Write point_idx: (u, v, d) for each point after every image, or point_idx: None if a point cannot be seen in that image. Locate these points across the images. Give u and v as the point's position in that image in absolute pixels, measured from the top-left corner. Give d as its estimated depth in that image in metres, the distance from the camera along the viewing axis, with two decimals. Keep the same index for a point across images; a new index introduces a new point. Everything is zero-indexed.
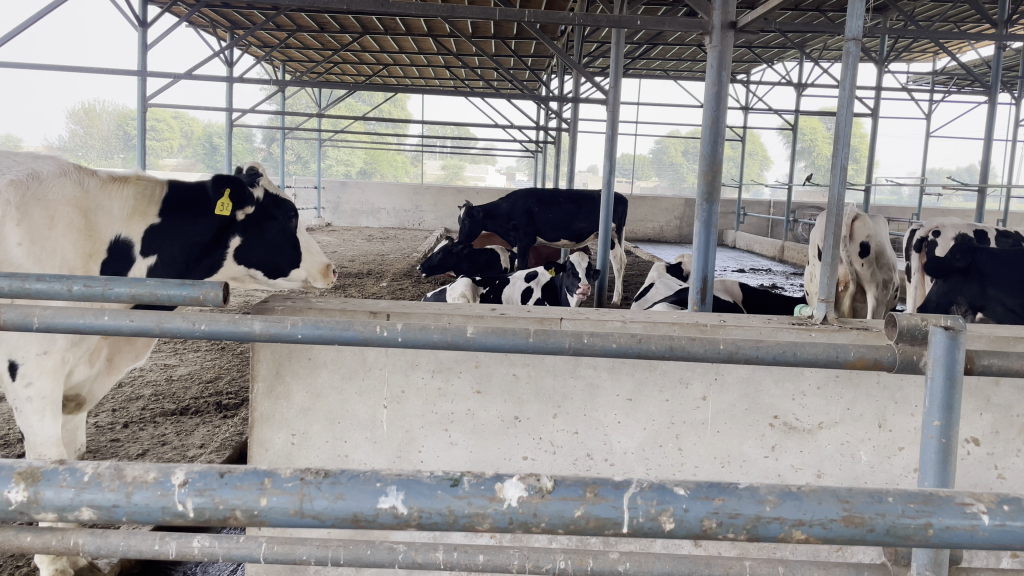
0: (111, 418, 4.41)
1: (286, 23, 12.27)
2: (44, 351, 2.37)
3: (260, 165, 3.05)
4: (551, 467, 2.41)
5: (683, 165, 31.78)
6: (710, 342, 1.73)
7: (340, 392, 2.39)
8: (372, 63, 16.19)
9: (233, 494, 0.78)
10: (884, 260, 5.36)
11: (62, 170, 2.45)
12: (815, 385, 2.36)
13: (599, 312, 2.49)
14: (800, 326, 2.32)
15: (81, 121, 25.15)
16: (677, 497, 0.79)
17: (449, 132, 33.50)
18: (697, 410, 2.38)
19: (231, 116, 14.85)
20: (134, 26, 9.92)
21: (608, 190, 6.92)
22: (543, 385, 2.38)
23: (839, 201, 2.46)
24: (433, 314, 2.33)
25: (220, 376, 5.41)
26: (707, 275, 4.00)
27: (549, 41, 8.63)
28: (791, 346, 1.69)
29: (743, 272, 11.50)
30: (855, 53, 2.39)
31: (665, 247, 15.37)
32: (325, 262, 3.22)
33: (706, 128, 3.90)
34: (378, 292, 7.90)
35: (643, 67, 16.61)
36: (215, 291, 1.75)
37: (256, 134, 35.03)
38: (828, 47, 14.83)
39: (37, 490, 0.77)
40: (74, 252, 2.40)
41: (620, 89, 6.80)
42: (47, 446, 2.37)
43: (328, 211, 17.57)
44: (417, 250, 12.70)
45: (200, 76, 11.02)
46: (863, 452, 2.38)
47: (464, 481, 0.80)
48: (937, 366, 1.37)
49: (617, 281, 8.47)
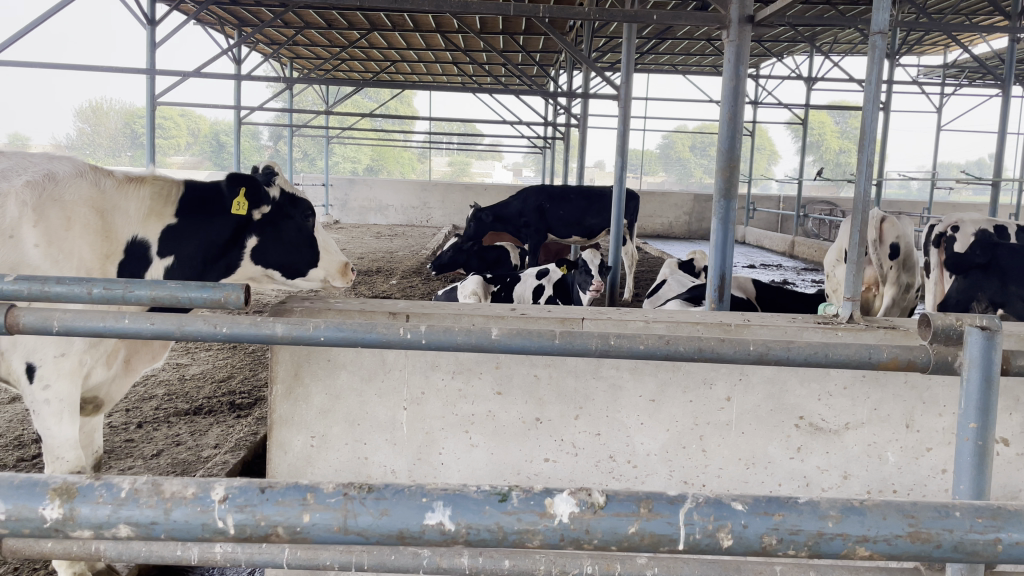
0: (124, 419, 4.41)
1: (294, 20, 12.25)
2: (62, 353, 2.35)
3: (276, 164, 3.01)
4: (573, 469, 2.38)
5: (690, 161, 31.63)
6: (741, 344, 1.70)
7: (360, 393, 2.37)
8: (379, 60, 16.14)
9: (275, 510, 0.76)
10: (910, 262, 5.30)
11: (79, 170, 2.43)
12: (841, 385, 2.33)
13: (621, 312, 2.46)
14: (826, 325, 2.29)
15: (88, 119, 25.24)
16: (735, 512, 0.76)
17: (455, 128, 33.47)
18: (721, 411, 2.35)
19: (239, 114, 14.84)
20: (143, 24, 9.90)
21: (620, 186, 6.87)
22: (565, 386, 2.35)
23: (865, 198, 2.41)
24: (453, 315, 2.30)
25: (233, 376, 5.40)
26: (725, 273, 3.97)
27: (560, 36, 8.57)
28: (822, 348, 1.65)
29: (754, 268, 11.43)
30: (882, 47, 2.35)
31: (674, 243, 15.30)
32: (343, 261, 3.21)
33: (724, 124, 3.85)
34: (389, 290, 7.88)
35: (652, 62, 16.51)
36: (236, 293, 1.72)
37: (263, 132, 35.07)
38: (838, 41, 14.74)
39: (72, 507, 0.75)
40: (92, 253, 2.38)
41: (632, 84, 6.75)
42: (65, 449, 2.35)
43: (336, 209, 17.56)
44: (425, 247, 12.67)
45: (208, 74, 10.99)
46: (890, 452, 2.35)
47: (513, 497, 0.77)
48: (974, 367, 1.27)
49: (628, 277, 8.42)
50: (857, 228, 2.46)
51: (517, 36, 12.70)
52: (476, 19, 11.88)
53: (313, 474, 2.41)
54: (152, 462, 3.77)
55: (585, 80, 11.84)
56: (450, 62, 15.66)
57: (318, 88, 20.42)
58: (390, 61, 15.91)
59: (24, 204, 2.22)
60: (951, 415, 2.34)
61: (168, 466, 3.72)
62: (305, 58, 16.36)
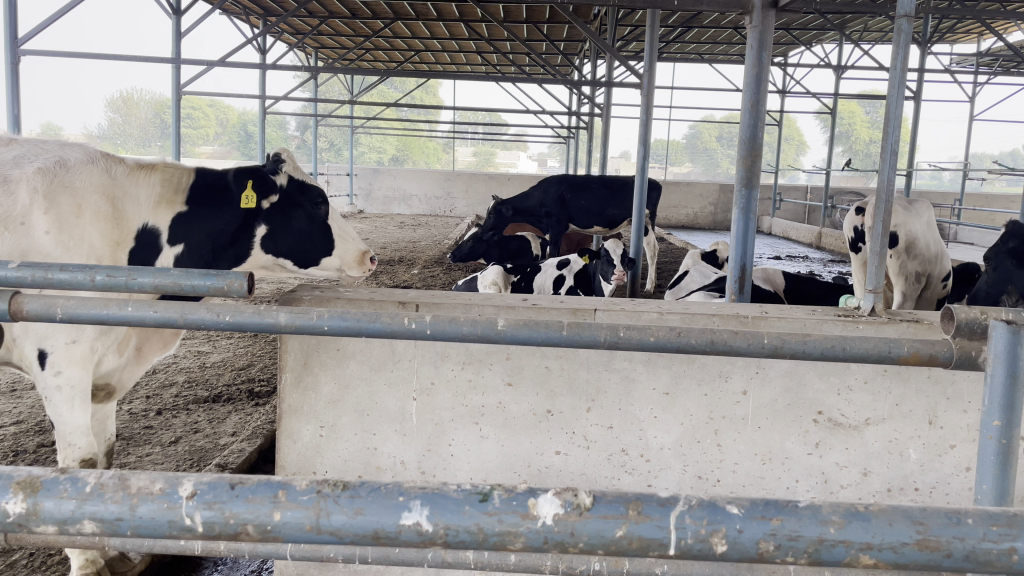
0: (144, 405, 4.44)
1: (318, 9, 12.26)
2: (73, 339, 2.34)
3: (285, 151, 2.96)
4: (585, 464, 2.34)
5: (717, 151, 31.29)
6: (755, 336, 1.61)
7: (369, 383, 2.34)
8: (404, 49, 16.12)
9: (244, 508, 0.72)
10: (915, 251, 5.10)
11: (90, 157, 2.43)
12: (862, 380, 2.26)
13: (635, 304, 2.41)
14: (846, 318, 2.24)
15: (119, 109, 25.62)
16: (730, 516, 0.72)
17: (479, 118, 33.38)
18: (737, 405, 2.29)
19: (264, 103, 14.85)
20: (168, 14, 9.92)
21: (641, 175, 6.77)
22: (576, 378, 2.30)
23: (889, 187, 2.33)
24: (463, 305, 2.27)
25: (253, 363, 5.41)
26: (746, 264, 3.87)
27: (585, 24, 8.44)
28: (838, 340, 1.58)
29: (780, 259, 11.27)
30: (907, 32, 2.27)
31: (699, 234, 15.17)
32: (361, 249, 3.13)
33: (746, 111, 3.76)
34: (410, 279, 7.87)
35: (678, 50, 16.30)
36: (239, 281, 1.66)
37: (291, 121, 35.24)
38: (868, 29, 14.49)
39: (36, 501, 0.72)
40: (103, 240, 2.37)
41: (655, 71, 6.63)
42: (76, 435, 2.37)
43: (360, 198, 17.59)
44: (449, 237, 12.66)
45: (234, 63, 10.97)
46: (912, 449, 2.28)
47: (494, 497, 0.73)
48: (995, 362, 1.18)
49: (651, 267, 8.36)
50: (880, 219, 2.38)
51: (542, 25, 12.61)
52: (499, 8, 11.79)
53: (321, 464, 2.39)
54: (170, 448, 3.79)
55: (609, 69, 11.69)
56: (474, 51, 15.58)
57: (342, 78, 20.45)
58: (414, 50, 15.90)
59: (35, 190, 2.22)
60: (975, 412, 2.27)
61: (185, 453, 3.73)
62: (329, 47, 16.39)
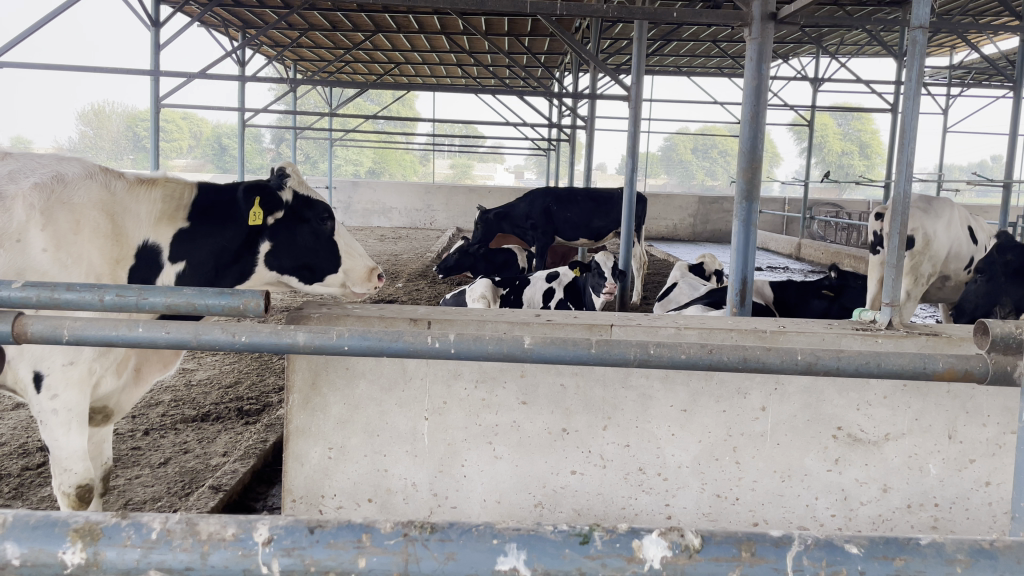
0: (130, 426, 4.32)
1: (298, 22, 12.16)
2: (71, 361, 2.25)
3: (290, 165, 2.88)
4: (601, 483, 2.29)
5: (693, 163, 31.43)
6: (790, 350, 1.42)
7: (379, 403, 2.28)
8: (384, 62, 16.09)
9: (326, 553, 0.68)
10: (930, 253, 5.05)
11: (88, 172, 2.35)
12: (881, 395, 2.23)
13: (650, 318, 2.38)
14: (865, 333, 2.23)
15: (91, 122, 25.28)
16: (850, 556, 0.70)
17: (457, 130, 33.38)
18: (756, 421, 2.25)
19: (241, 116, 14.67)
20: (146, 26, 9.76)
21: (630, 187, 6.75)
22: (592, 396, 2.25)
23: (904, 199, 2.32)
24: (476, 321, 2.23)
25: (240, 381, 5.29)
26: (746, 278, 3.89)
27: (572, 37, 8.43)
28: (872, 356, 1.42)
29: (761, 270, 11.29)
30: (921, 43, 2.26)
31: (679, 245, 15.22)
32: (369, 264, 3.03)
33: (746, 123, 3.78)
34: (395, 293, 7.81)
35: (657, 63, 16.40)
36: (257, 300, 1.49)
37: (267, 134, 34.96)
38: (845, 42, 14.63)
39: (97, 550, 0.66)
40: (102, 258, 2.29)
41: (643, 83, 6.62)
42: (73, 460, 2.28)
43: (340, 211, 17.52)
44: (430, 250, 12.57)
45: (213, 74, 10.78)
46: (932, 464, 2.26)
47: (596, 538, 0.70)
48: None
49: (638, 279, 8.32)
50: (896, 232, 2.36)
51: (523, 38, 12.65)
52: (481, 21, 11.78)
53: (330, 488, 2.33)
54: (160, 470, 3.68)
55: (591, 82, 11.66)
56: (455, 64, 15.56)
57: (320, 89, 20.34)
58: (394, 63, 15.84)
59: (32, 207, 2.14)
60: (995, 425, 2.25)
61: (176, 474, 3.63)
62: (308, 60, 16.31)
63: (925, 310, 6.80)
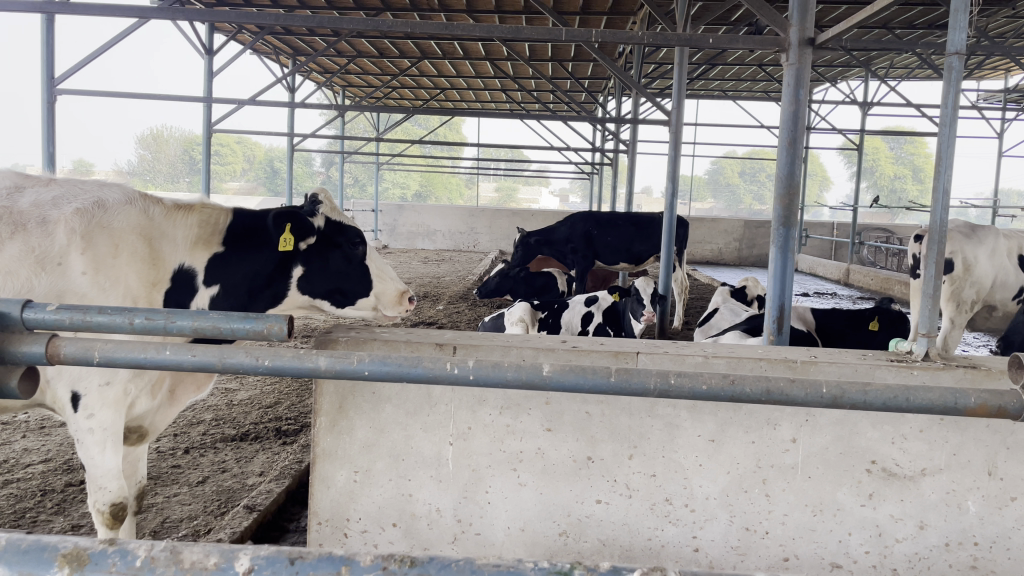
0: (172, 444, 4.40)
1: (347, 49, 12.43)
2: (107, 381, 2.31)
3: (323, 192, 2.94)
4: (627, 513, 2.25)
5: (740, 187, 31.15)
6: (814, 382, 1.36)
7: (405, 428, 2.29)
8: (430, 88, 16.32)
9: None
10: (970, 279, 4.99)
11: (128, 198, 2.43)
12: (917, 429, 2.17)
13: (679, 347, 2.35)
14: (900, 365, 2.18)
15: (150, 146, 26.08)
16: None
17: (503, 154, 33.66)
18: (786, 453, 2.21)
19: (292, 141, 14.96)
20: (201, 54, 10.05)
21: (670, 212, 6.70)
22: (618, 424, 2.24)
23: (941, 227, 2.27)
24: (501, 347, 2.24)
25: (280, 402, 5.36)
26: (785, 305, 3.84)
27: (613, 62, 8.41)
28: (902, 390, 1.35)
29: (808, 296, 11.06)
30: (957, 69, 2.22)
31: (724, 270, 15.08)
32: (399, 288, 3.07)
33: (784, 150, 3.76)
34: (436, 316, 7.85)
35: (703, 87, 16.32)
36: (280, 324, 1.46)
37: (316, 158, 35.62)
38: (895, 65, 14.39)
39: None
40: (139, 281, 2.36)
41: (684, 107, 6.60)
42: (108, 479, 2.33)
43: (385, 233, 17.76)
44: (473, 273, 12.61)
45: (264, 99, 11.00)
46: (971, 502, 2.18)
47: None
48: None
49: (680, 304, 8.24)
50: (932, 261, 2.30)
51: (567, 63, 12.72)
52: (525, 46, 11.90)
53: (354, 511, 2.33)
54: (197, 489, 3.74)
55: (634, 106, 11.64)
56: (499, 89, 15.73)
57: (368, 114, 20.70)
58: (440, 88, 16.05)
59: (73, 231, 2.21)
60: None
61: (213, 493, 3.68)
62: (357, 86, 16.64)
63: (979, 339, 6.58)
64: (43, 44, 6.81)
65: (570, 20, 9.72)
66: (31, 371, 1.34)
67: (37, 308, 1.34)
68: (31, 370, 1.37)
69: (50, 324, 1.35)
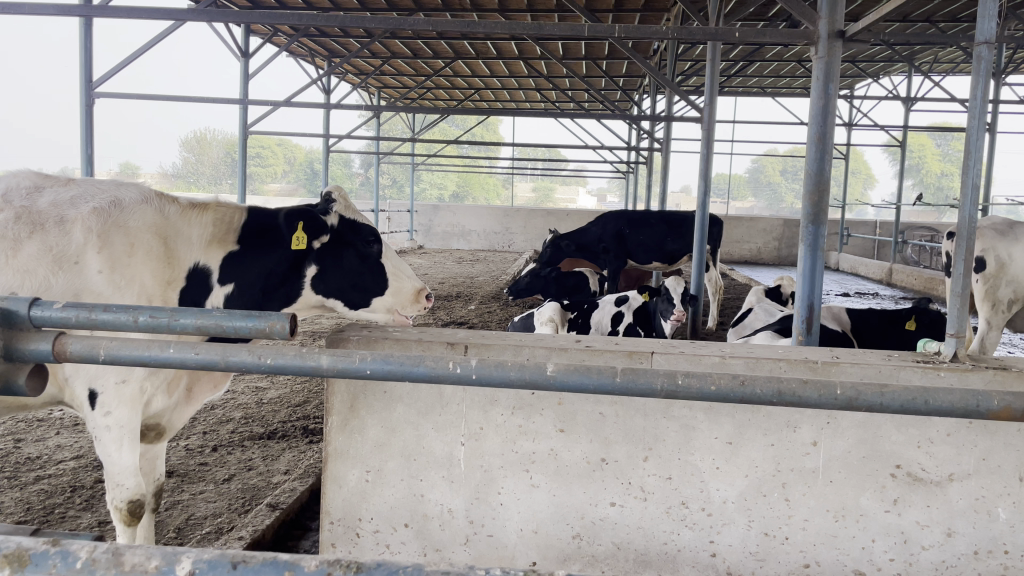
0: (200, 441, 4.45)
1: (381, 50, 12.49)
2: (123, 379, 2.33)
3: (338, 191, 2.94)
4: (641, 516, 2.20)
5: (780, 186, 30.71)
6: (828, 383, 1.26)
7: (417, 427, 2.27)
8: (465, 88, 16.35)
9: None
10: (1003, 278, 5.15)
11: (144, 197, 2.45)
12: (944, 432, 2.09)
13: (695, 347, 2.29)
14: (926, 366, 2.09)
15: (193, 149, 26.54)
16: None
17: (540, 155, 33.63)
18: (807, 457, 2.14)
19: (327, 142, 15.11)
20: (237, 56, 10.18)
21: (701, 211, 6.61)
22: (633, 425, 2.19)
23: (971, 222, 2.18)
24: (513, 346, 2.21)
25: (308, 401, 5.39)
26: (814, 304, 3.75)
27: (643, 59, 8.10)
28: (922, 392, 1.26)
29: (848, 296, 10.86)
30: (987, 58, 2.14)
31: (762, 269, 14.91)
32: (416, 286, 3.05)
33: (812, 144, 3.67)
34: (467, 315, 7.85)
35: (740, 84, 16.11)
36: (282, 322, 1.38)
37: (355, 159, 35.93)
38: (939, 60, 14.02)
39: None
40: (153, 279, 2.37)
41: (715, 104, 6.50)
42: (125, 476, 2.35)
43: (421, 234, 17.85)
44: (506, 273, 12.60)
45: (299, 102, 11.08)
46: (1001, 508, 2.09)
47: None
48: None
49: (713, 304, 8.13)
50: (962, 258, 2.20)
51: (601, 62, 12.64)
52: (557, 46, 11.85)
53: (367, 511, 2.32)
54: (223, 486, 3.77)
55: (668, 104, 11.51)
56: (533, 89, 15.71)
57: (405, 116, 20.80)
58: (474, 88, 16.07)
59: (89, 230, 2.23)
60: None
61: (238, 491, 3.71)
62: (391, 87, 16.73)
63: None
64: (81, 48, 6.92)
65: (602, 17, 9.63)
66: (38, 368, 1.30)
67: (44, 305, 1.27)
68: (41, 366, 1.33)
69: (57, 321, 1.27)
